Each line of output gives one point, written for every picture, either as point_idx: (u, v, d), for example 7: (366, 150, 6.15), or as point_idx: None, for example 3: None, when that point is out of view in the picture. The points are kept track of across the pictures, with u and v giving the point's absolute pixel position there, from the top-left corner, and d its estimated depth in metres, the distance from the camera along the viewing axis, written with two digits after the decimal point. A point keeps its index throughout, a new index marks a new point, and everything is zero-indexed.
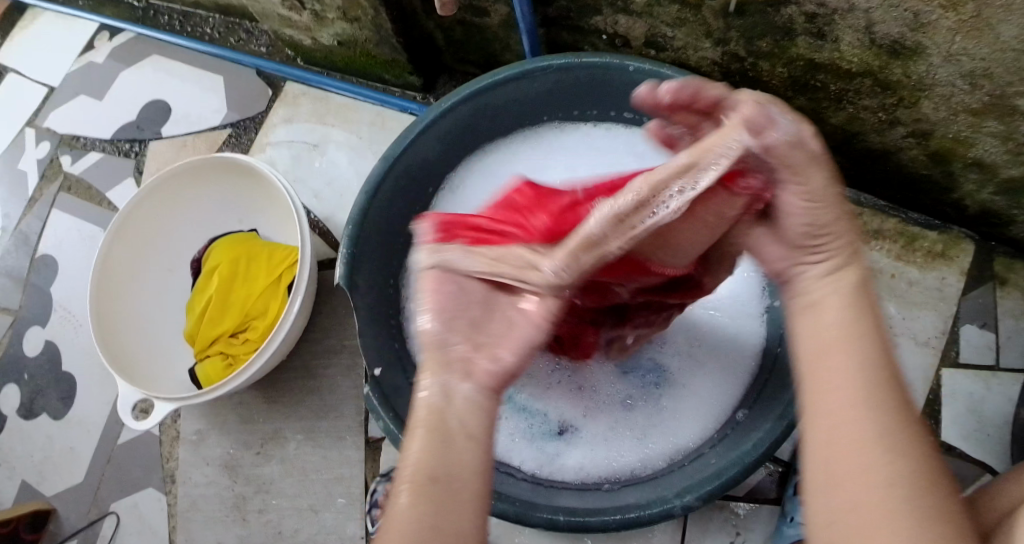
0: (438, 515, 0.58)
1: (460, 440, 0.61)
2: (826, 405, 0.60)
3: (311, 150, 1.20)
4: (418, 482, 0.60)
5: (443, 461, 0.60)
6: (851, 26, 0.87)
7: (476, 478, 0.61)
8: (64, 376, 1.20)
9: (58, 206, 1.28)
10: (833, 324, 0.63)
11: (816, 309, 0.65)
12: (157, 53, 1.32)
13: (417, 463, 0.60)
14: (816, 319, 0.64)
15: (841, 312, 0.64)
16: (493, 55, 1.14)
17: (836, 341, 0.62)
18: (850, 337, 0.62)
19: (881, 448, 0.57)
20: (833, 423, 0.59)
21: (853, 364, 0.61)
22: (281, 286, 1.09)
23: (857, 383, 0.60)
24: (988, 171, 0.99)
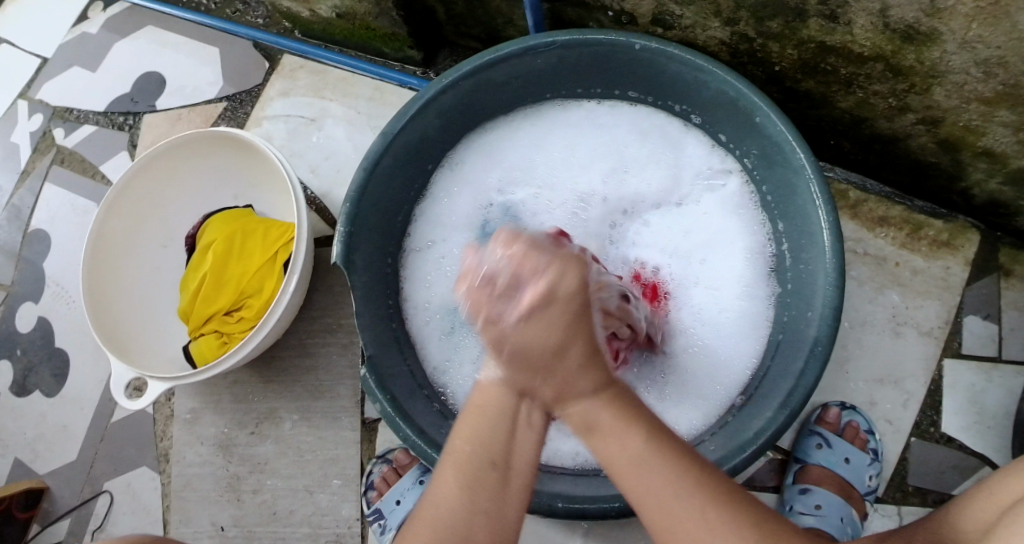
0: (485, 497, 0.68)
1: (522, 432, 0.70)
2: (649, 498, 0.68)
3: (309, 124, 1.18)
4: (469, 467, 0.69)
5: (505, 452, 0.69)
6: (865, 9, 0.85)
7: (528, 476, 0.70)
8: (57, 353, 1.18)
9: (52, 179, 1.26)
10: (626, 440, 0.68)
11: (600, 435, 0.69)
12: (153, 23, 1.29)
13: (477, 444, 0.69)
14: (618, 442, 0.69)
15: (621, 435, 0.69)
16: (496, 30, 1.11)
17: (635, 464, 0.68)
18: (637, 450, 0.68)
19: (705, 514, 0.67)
20: (660, 509, 0.68)
21: (641, 444, 0.68)
22: (277, 264, 1.07)
23: (670, 486, 0.68)
24: (998, 160, 0.97)
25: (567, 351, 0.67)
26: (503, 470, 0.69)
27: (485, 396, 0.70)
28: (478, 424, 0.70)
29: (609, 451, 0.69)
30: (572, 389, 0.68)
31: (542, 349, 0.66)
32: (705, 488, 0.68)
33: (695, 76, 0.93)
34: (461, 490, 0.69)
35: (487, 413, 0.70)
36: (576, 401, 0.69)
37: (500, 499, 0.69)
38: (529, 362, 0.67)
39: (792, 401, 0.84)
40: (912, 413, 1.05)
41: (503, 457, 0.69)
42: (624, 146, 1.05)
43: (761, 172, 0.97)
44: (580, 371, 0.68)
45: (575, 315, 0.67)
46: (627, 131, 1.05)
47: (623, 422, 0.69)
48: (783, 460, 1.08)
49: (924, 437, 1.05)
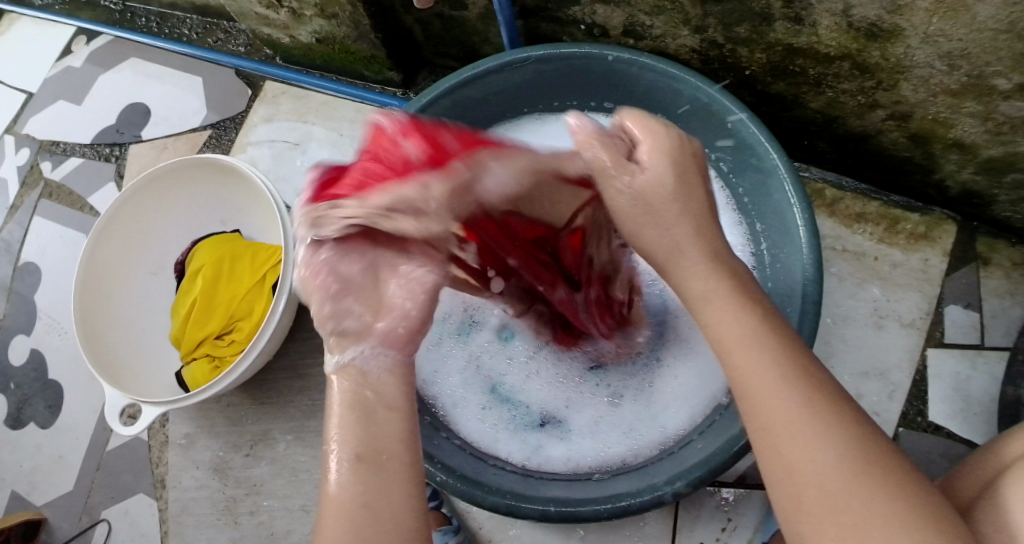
0: (371, 492, 0.64)
1: (383, 414, 0.67)
2: (750, 376, 0.66)
3: (292, 148, 1.19)
4: (353, 459, 0.65)
5: (369, 438, 0.66)
6: (828, 10, 0.87)
7: (405, 454, 0.66)
8: (51, 384, 1.19)
9: (40, 213, 1.27)
10: (734, 323, 0.68)
11: (708, 303, 0.70)
12: (136, 55, 1.32)
13: (349, 437, 0.66)
14: (734, 321, 0.68)
15: (735, 316, 0.69)
16: (472, 48, 1.14)
17: (746, 345, 0.67)
18: (754, 341, 0.67)
19: (807, 411, 0.63)
20: (760, 392, 0.65)
21: (751, 326, 0.68)
22: (266, 286, 1.08)
23: (780, 375, 0.65)
24: (969, 151, 0.99)
25: (676, 208, 0.73)
26: (376, 459, 0.65)
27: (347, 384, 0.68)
28: (344, 417, 0.67)
29: (727, 332, 0.68)
30: (683, 249, 0.72)
31: (649, 197, 0.73)
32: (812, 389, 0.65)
33: (668, 84, 0.95)
34: (353, 489, 0.64)
35: (347, 405, 0.67)
36: (682, 262, 0.72)
37: (383, 486, 0.64)
38: (639, 208, 0.73)
39: None
40: (899, 404, 1.07)
41: (370, 445, 0.66)
42: None
43: (737, 175, 0.98)
44: (671, 226, 0.73)
45: (683, 181, 0.74)
46: None
47: (745, 311, 0.69)
48: None
49: (913, 427, 1.06)
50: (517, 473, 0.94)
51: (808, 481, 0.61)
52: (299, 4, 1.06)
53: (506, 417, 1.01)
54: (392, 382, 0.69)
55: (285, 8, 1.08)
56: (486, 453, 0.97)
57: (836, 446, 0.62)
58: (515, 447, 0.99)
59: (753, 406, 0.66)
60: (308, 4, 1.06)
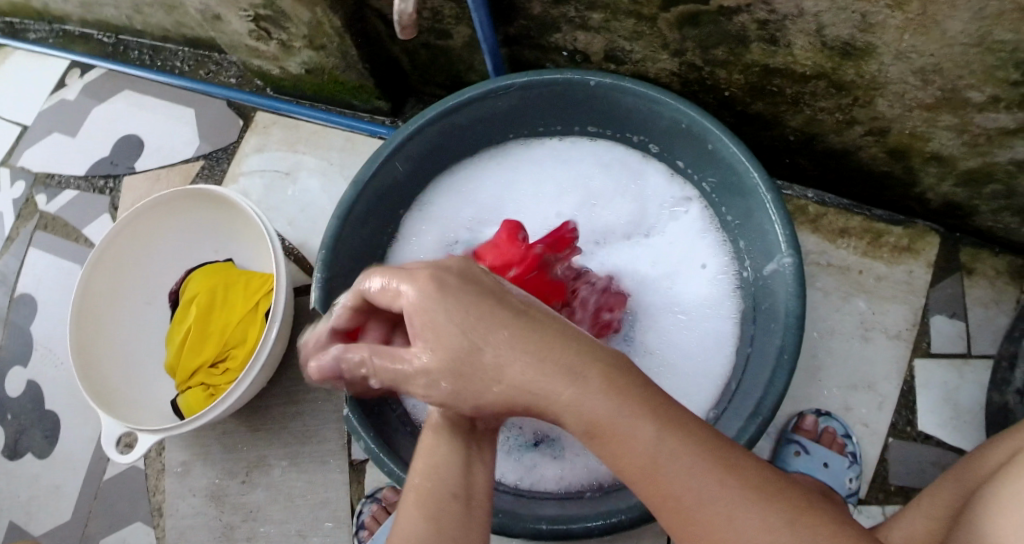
0: (450, 531, 0.64)
1: (479, 463, 0.67)
2: (668, 490, 0.60)
3: (283, 177, 1.21)
4: (434, 498, 0.65)
5: (462, 482, 0.66)
6: (802, 30, 0.89)
7: (490, 506, 0.67)
8: (48, 414, 1.20)
9: (36, 244, 1.29)
10: (641, 448, 0.60)
11: (606, 439, 0.61)
12: (129, 88, 1.34)
13: (436, 473, 0.66)
14: (633, 438, 0.60)
15: (632, 436, 0.60)
16: (458, 75, 1.16)
17: (654, 468, 0.60)
18: (656, 449, 0.60)
19: (735, 507, 0.59)
20: (683, 508, 0.59)
21: (655, 435, 0.60)
22: (259, 313, 1.09)
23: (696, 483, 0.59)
24: (947, 164, 1.01)
25: (518, 341, 0.62)
26: (464, 499, 0.65)
27: (435, 418, 0.68)
28: (431, 453, 0.67)
29: (620, 448, 0.60)
30: (550, 393, 0.61)
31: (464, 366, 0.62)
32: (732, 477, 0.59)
33: (649, 106, 0.97)
34: (429, 527, 0.64)
35: (444, 438, 0.67)
36: (557, 393, 0.61)
37: (466, 527, 0.64)
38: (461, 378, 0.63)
39: (765, 410, 0.87)
40: (888, 415, 1.08)
41: (464, 489, 0.66)
42: (587, 179, 1.09)
43: (719, 194, 1.00)
44: (507, 368, 0.61)
45: (481, 309, 0.63)
46: (590, 164, 1.09)
47: (644, 421, 0.60)
48: None
49: (902, 437, 1.07)
50: (510, 494, 0.95)
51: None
52: (288, 36, 1.09)
53: (500, 438, 1.01)
54: (488, 429, 0.70)
55: (274, 40, 1.10)
56: None
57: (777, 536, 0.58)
58: (509, 468, 1.00)
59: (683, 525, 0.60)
60: (297, 36, 1.08)
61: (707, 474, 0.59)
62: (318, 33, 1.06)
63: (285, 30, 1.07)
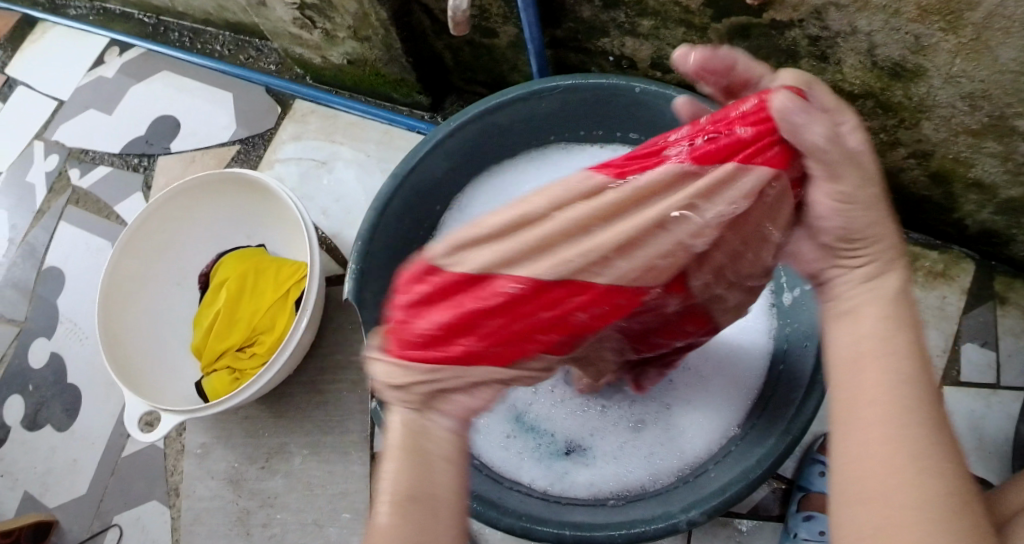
0: (429, 534, 0.56)
1: (438, 462, 0.58)
2: (855, 381, 0.58)
3: (319, 166, 1.22)
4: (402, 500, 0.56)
5: (421, 480, 0.57)
6: (853, 49, 0.89)
7: (454, 504, 0.58)
8: (69, 388, 1.20)
9: (66, 219, 1.29)
10: (869, 330, 0.60)
11: (852, 317, 0.61)
12: (168, 69, 1.34)
13: (403, 478, 0.57)
14: (866, 329, 0.60)
15: (883, 344, 0.59)
16: (500, 75, 1.16)
17: (860, 355, 0.59)
18: (890, 357, 0.58)
19: (915, 431, 0.55)
20: (858, 399, 0.57)
21: (881, 339, 0.59)
22: (289, 301, 1.10)
23: (900, 393, 0.56)
24: (988, 191, 1.00)
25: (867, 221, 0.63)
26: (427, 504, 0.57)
27: (401, 421, 0.59)
28: (396, 473, 0.57)
29: (867, 338, 0.60)
30: (886, 251, 0.62)
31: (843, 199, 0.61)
32: (930, 414, 0.56)
33: None
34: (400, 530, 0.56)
35: (403, 451, 0.58)
36: (855, 288, 0.63)
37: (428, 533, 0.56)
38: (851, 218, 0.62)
39: (795, 427, 0.85)
40: None
41: (424, 488, 0.57)
42: None
43: None
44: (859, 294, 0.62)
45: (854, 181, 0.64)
46: None
47: (897, 342, 0.59)
48: (786, 489, 1.07)
49: None
50: (537, 497, 0.95)
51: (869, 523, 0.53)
52: (332, 26, 1.09)
53: (530, 445, 1.02)
54: (447, 439, 0.59)
55: (318, 29, 1.10)
56: (508, 478, 0.98)
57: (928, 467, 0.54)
58: (538, 473, 1.00)
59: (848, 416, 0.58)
60: (342, 26, 1.08)
61: (911, 394, 0.57)
62: (364, 24, 1.06)
63: (330, 19, 1.07)
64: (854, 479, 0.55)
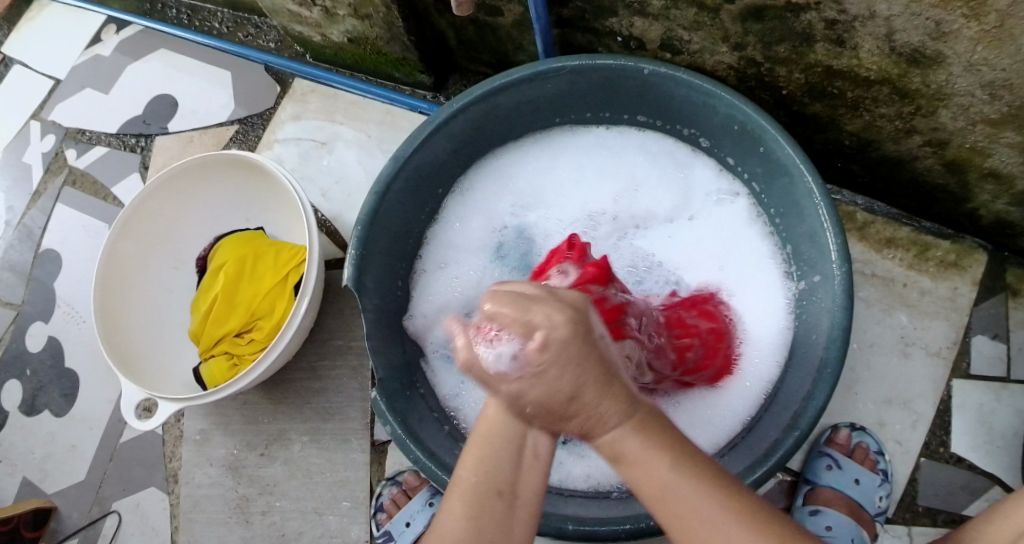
0: (495, 527, 0.63)
1: (530, 461, 0.64)
2: (676, 510, 0.63)
3: (319, 147, 1.19)
4: (477, 494, 0.64)
5: (509, 475, 0.64)
6: (871, 33, 0.86)
7: (535, 502, 0.65)
8: (67, 372, 1.19)
9: (63, 200, 1.27)
10: (661, 472, 0.63)
11: (632, 462, 0.64)
12: (165, 46, 1.31)
13: (479, 471, 0.64)
14: (648, 463, 0.63)
15: (651, 460, 0.63)
16: (505, 55, 1.13)
17: (663, 489, 0.63)
18: (668, 472, 0.63)
19: (721, 525, 0.63)
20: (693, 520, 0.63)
21: (664, 463, 0.63)
22: (288, 286, 1.08)
23: (699, 500, 0.63)
24: (1004, 181, 0.98)
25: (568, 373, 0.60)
26: (510, 497, 0.64)
27: (499, 402, 0.65)
28: (477, 459, 0.65)
29: (637, 471, 0.63)
30: (606, 419, 0.62)
31: (555, 399, 0.61)
32: (719, 488, 0.64)
33: (703, 100, 0.94)
34: (470, 519, 0.63)
35: (488, 439, 0.65)
36: (608, 437, 0.63)
37: (505, 526, 0.64)
38: (553, 397, 0.68)
39: (802, 422, 0.84)
40: (922, 434, 1.05)
41: (507, 483, 0.64)
42: (633, 168, 1.06)
43: (769, 193, 0.97)
44: (639, 460, 0.63)
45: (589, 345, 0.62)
46: (636, 154, 1.06)
47: (660, 450, 0.63)
48: (792, 482, 1.08)
49: (935, 457, 1.04)
50: None
51: None
52: (333, 3, 1.06)
53: None
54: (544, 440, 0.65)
55: (318, 7, 1.07)
56: None
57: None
58: None
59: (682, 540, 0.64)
60: (342, 4, 1.05)
61: (702, 491, 0.63)
62: (365, 2, 1.03)
63: None
64: None
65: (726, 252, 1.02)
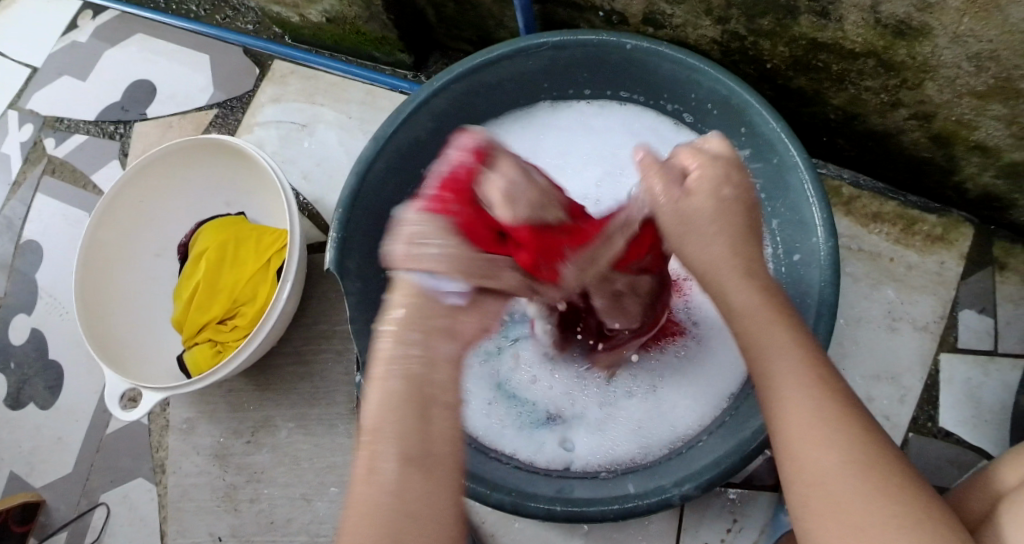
0: (418, 492, 0.59)
1: (442, 415, 0.63)
2: (781, 398, 0.66)
3: (300, 130, 1.17)
4: (407, 455, 0.60)
5: (425, 437, 0.61)
6: (856, 5, 0.85)
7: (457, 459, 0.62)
8: (52, 364, 1.18)
9: (42, 190, 1.25)
10: (793, 373, 0.66)
11: (759, 351, 0.68)
12: (142, 30, 1.29)
13: (404, 431, 0.61)
14: (785, 359, 0.67)
15: (785, 358, 0.67)
16: (487, 32, 1.11)
17: (789, 383, 0.66)
18: (828, 424, 0.64)
19: (865, 479, 0.62)
20: (800, 421, 0.64)
21: (797, 374, 0.66)
22: (271, 271, 1.06)
23: (843, 458, 0.62)
24: (991, 154, 0.97)
25: (716, 234, 0.73)
26: (429, 460, 0.60)
27: (394, 366, 0.63)
28: (385, 399, 0.62)
29: (771, 345, 0.68)
30: (720, 264, 0.72)
31: (700, 220, 0.73)
32: (833, 403, 0.65)
33: (687, 76, 0.93)
34: (398, 484, 0.59)
35: (406, 398, 0.62)
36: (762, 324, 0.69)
37: (436, 489, 0.60)
38: (681, 222, 0.74)
39: None
40: (910, 409, 1.05)
41: (423, 445, 0.61)
42: (617, 149, 1.04)
43: None
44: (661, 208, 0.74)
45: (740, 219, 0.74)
46: (619, 131, 1.05)
47: (815, 385, 0.66)
48: None
49: (923, 433, 1.04)
50: (520, 470, 0.92)
51: (842, 517, 0.61)
52: None
53: (512, 415, 0.99)
54: (445, 368, 0.64)
55: None
56: (488, 447, 0.96)
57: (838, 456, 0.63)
58: (521, 445, 0.97)
59: (789, 427, 0.65)
60: None
61: (844, 458, 0.62)
62: None
63: None
64: (826, 490, 0.62)
65: None
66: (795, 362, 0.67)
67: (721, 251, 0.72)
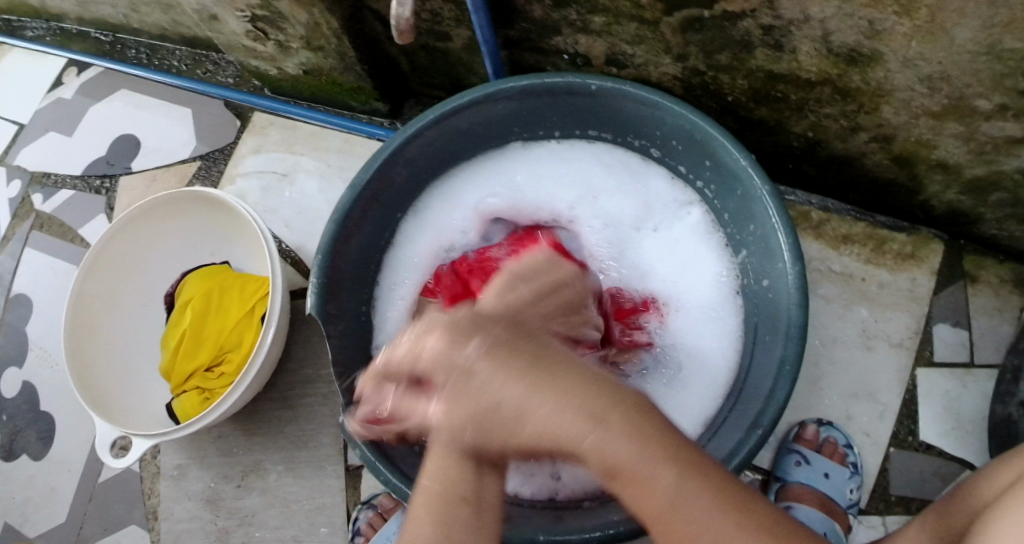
0: (461, 535, 0.60)
1: (489, 475, 0.63)
2: (638, 490, 0.61)
3: (281, 179, 1.20)
4: (441, 502, 0.61)
5: (468, 490, 0.62)
6: (808, 36, 0.88)
7: (498, 510, 0.63)
8: (43, 415, 1.19)
9: (31, 244, 1.28)
10: (630, 459, 0.60)
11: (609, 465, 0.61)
12: (126, 85, 1.33)
13: (444, 484, 0.62)
14: (619, 446, 0.60)
15: (633, 456, 0.60)
16: (458, 78, 1.14)
17: (631, 472, 0.61)
18: (698, 503, 0.61)
19: (737, 535, 0.61)
20: (658, 503, 0.61)
21: (639, 456, 0.60)
22: (255, 318, 1.09)
23: (715, 525, 0.61)
24: (953, 171, 0.99)
25: (513, 398, 0.61)
26: (475, 503, 0.62)
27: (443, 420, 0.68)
28: (435, 476, 0.62)
29: (595, 446, 0.60)
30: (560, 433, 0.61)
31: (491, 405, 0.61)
32: (685, 466, 0.62)
33: (651, 112, 0.96)
34: (439, 527, 0.60)
35: (445, 451, 0.63)
36: (582, 439, 0.60)
37: (476, 531, 0.61)
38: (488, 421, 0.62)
39: (765, 420, 0.85)
40: (889, 425, 1.07)
41: (461, 495, 0.61)
42: (591, 178, 1.07)
43: (721, 200, 0.98)
44: (494, 381, 0.62)
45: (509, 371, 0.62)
46: (592, 166, 1.07)
47: (664, 462, 0.61)
48: None
49: (903, 447, 1.06)
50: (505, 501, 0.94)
51: None
52: (285, 37, 1.07)
53: None
54: None
55: (271, 40, 1.09)
56: None
57: (718, 522, 0.61)
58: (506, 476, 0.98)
59: (655, 514, 0.61)
60: (295, 37, 1.06)
61: (729, 523, 0.61)
62: (316, 34, 1.04)
63: (283, 31, 1.06)
64: None
65: (677, 266, 1.03)
66: (622, 452, 0.60)
67: (540, 415, 0.60)
